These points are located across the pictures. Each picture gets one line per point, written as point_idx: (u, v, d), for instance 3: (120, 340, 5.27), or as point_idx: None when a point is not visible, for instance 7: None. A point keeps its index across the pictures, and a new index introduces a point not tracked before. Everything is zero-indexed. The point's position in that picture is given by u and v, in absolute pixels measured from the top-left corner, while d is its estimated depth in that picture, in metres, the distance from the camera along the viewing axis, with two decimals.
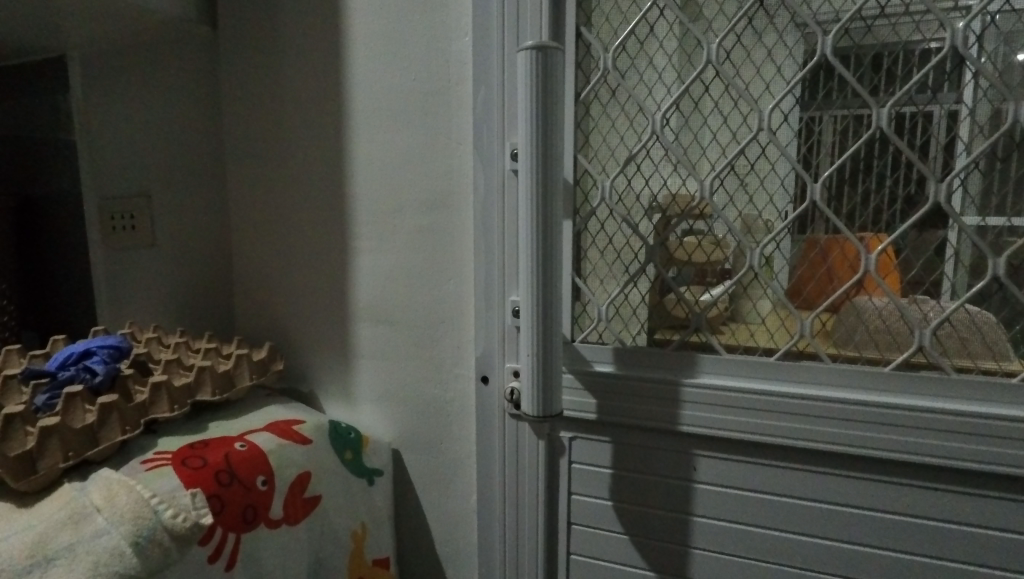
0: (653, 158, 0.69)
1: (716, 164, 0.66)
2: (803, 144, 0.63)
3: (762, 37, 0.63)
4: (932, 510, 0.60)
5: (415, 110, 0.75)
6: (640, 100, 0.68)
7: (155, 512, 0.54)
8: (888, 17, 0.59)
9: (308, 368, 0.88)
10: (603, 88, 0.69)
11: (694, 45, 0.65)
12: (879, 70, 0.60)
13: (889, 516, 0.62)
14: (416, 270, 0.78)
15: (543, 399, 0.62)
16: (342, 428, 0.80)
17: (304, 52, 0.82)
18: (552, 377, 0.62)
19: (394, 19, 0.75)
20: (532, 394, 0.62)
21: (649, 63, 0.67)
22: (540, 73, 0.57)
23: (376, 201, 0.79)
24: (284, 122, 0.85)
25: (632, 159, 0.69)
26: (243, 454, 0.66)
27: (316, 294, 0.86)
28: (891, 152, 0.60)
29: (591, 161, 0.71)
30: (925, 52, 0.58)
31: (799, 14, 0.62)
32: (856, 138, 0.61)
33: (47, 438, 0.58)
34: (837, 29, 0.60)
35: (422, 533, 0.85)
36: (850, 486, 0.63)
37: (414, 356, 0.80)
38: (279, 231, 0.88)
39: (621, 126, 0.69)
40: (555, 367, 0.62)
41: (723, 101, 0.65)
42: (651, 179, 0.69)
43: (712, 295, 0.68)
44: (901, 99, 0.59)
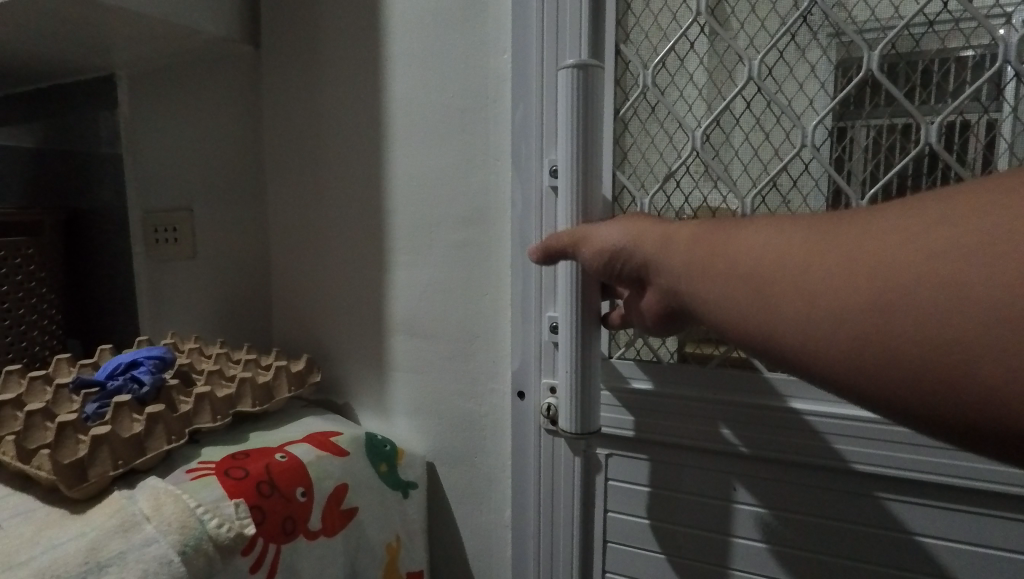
0: (692, 174, 0.68)
1: (758, 180, 0.66)
2: (848, 160, 0.62)
3: (806, 51, 0.63)
4: (982, 536, 0.58)
5: (453, 127, 0.76)
6: (679, 116, 0.68)
7: (200, 522, 0.55)
8: (937, 27, 0.58)
9: (343, 379, 0.89)
10: (642, 105, 0.69)
11: (734, 60, 0.65)
12: (927, 83, 0.59)
13: (935, 542, 0.60)
14: (452, 285, 0.79)
15: (581, 417, 0.61)
16: (377, 440, 0.81)
17: (345, 69, 0.84)
18: (591, 395, 0.62)
19: (434, 39, 0.76)
20: (570, 414, 0.62)
21: (687, 79, 0.67)
22: (581, 90, 0.57)
23: (414, 217, 0.80)
24: (325, 140, 0.87)
25: (671, 175, 0.69)
26: (283, 465, 0.67)
27: (354, 308, 0.87)
28: (940, 167, 0.59)
29: (630, 178, 0.71)
30: (976, 58, 0.57)
31: (843, 27, 0.61)
32: (906, 151, 0.60)
33: (97, 447, 0.60)
34: (884, 43, 0.60)
35: (456, 545, 0.85)
36: (895, 509, 0.61)
37: (449, 370, 0.81)
38: (318, 247, 0.89)
39: (659, 143, 0.69)
40: (593, 385, 0.62)
41: (765, 117, 0.65)
42: (691, 196, 0.69)
43: None
44: (950, 114, 0.58)
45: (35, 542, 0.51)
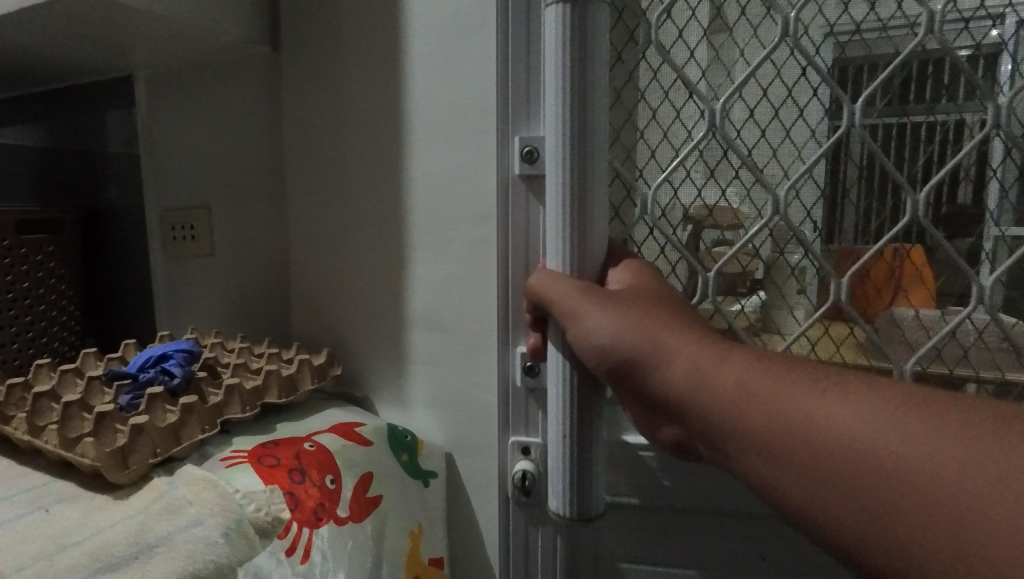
0: (708, 157, 0.72)
1: (788, 167, 0.71)
2: (886, 144, 0.68)
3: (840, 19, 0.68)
4: None
5: (471, 125, 0.79)
6: (697, 89, 0.71)
7: (239, 507, 0.58)
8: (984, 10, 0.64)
9: (362, 372, 0.91)
10: (644, 68, 0.73)
11: (766, 33, 0.69)
12: (988, 66, 0.65)
13: None
14: (471, 280, 0.81)
15: (579, 504, 0.56)
16: (398, 431, 0.83)
17: (364, 71, 0.86)
18: (591, 480, 0.56)
19: (454, 40, 0.79)
20: (566, 496, 0.57)
21: (703, 48, 0.71)
22: (573, 28, 0.50)
23: (432, 213, 0.82)
24: (345, 140, 0.89)
25: (682, 161, 0.73)
26: (312, 453, 0.70)
27: (373, 302, 0.89)
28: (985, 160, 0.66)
29: (630, 166, 0.74)
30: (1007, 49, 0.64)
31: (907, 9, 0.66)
32: (964, 142, 0.66)
33: (137, 436, 0.62)
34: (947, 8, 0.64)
35: (473, 534, 0.87)
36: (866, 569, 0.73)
37: (466, 363, 0.83)
38: (338, 244, 0.91)
39: (671, 126, 0.73)
40: (594, 469, 0.56)
41: (794, 93, 0.70)
42: (705, 181, 0.73)
43: (742, 304, 0.73)
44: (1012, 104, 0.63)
45: (83, 524, 0.53)
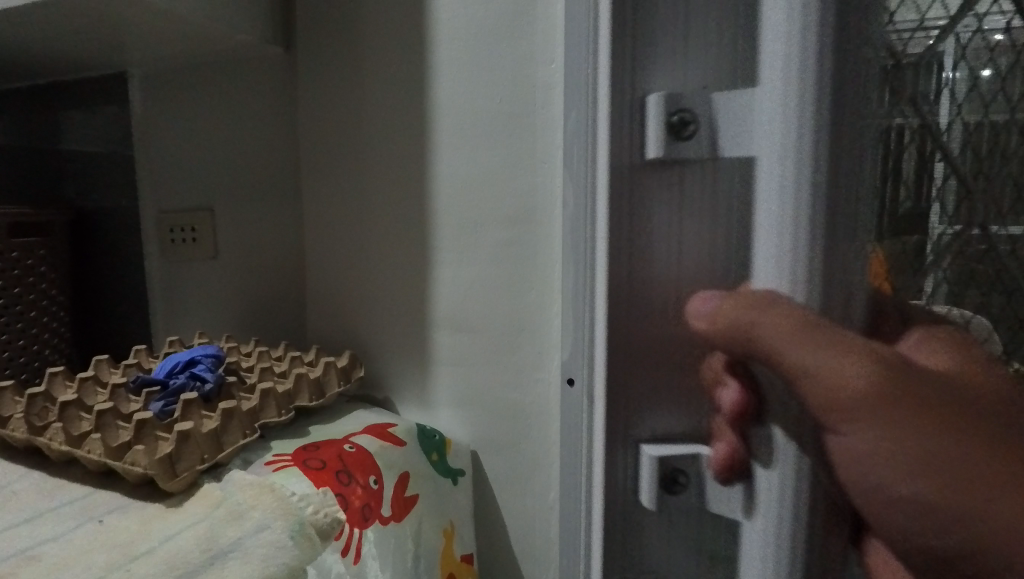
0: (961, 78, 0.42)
1: None
2: None
3: None
4: None
5: (499, 129, 0.80)
6: None
7: (300, 510, 0.57)
8: None
9: (384, 373, 0.92)
10: None
11: None
12: None
13: None
14: (498, 281, 0.82)
15: None
16: (427, 431, 0.84)
17: (385, 74, 0.86)
18: None
19: (480, 45, 0.80)
20: None
21: None
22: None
23: (458, 215, 0.83)
24: (367, 142, 0.89)
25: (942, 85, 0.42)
26: (354, 455, 0.70)
27: (394, 304, 0.90)
28: None
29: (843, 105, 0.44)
30: None
31: None
32: None
33: (185, 443, 0.61)
34: None
35: (499, 530, 0.88)
36: None
37: (493, 363, 0.84)
38: (359, 247, 0.91)
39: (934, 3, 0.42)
40: None
41: None
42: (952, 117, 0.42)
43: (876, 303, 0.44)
44: None
45: (146, 534, 0.52)
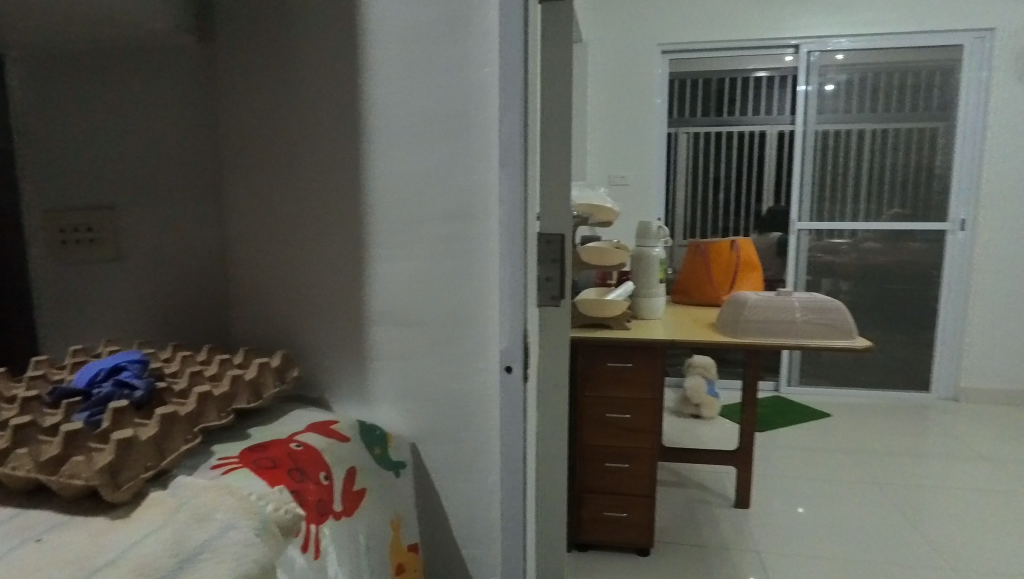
0: None
1: None
2: None
3: None
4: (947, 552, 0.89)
5: (435, 129, 0.83)
6: None
7: (261, 508, 0.57)
8: None
9: (320, 372, 0.92)
10: None
11: None
12: None
13: None
14: (437, 276, 0.85)
15: None
16: (368, 426, 0.86)
17: (316, 71, 0.86)
18: None
19: (416, 46, 0.82)
20: None
21: None
22: None
23: (396, 212, 0.86)
24: (298, 140, 0.88)
25: None
26: (303, 452, 0.71)
27: (330, 302, 0.90)
28: None
29: None
30: None
31: None
32: None
33: (126, 452, 0.58)
34: None
35: (441, 518, 0.91)
36: None
37: (433, 355, 0.87)
38: (290, 246, 0.91)
39: None
40: None
41: None
42: None
43: None
44: None
45: (103, 545, 0.50)
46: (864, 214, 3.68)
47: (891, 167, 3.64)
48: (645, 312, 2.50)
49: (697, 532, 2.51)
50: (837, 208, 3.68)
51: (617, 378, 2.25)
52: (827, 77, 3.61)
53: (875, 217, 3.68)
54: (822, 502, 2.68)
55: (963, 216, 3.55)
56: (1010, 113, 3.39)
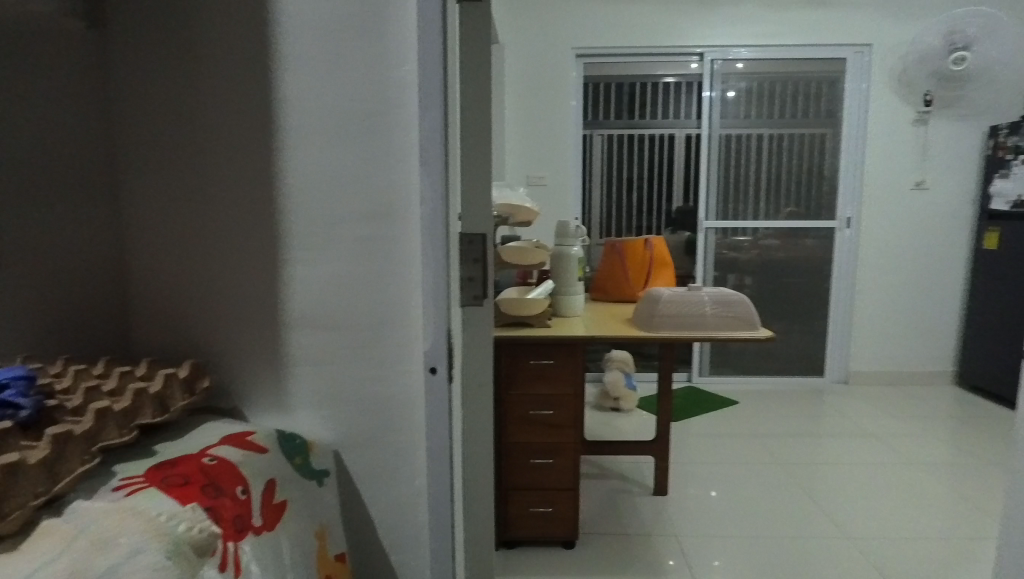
0: None
1: None
2: None
3: None
4: None
5: (353, 128, 0.81)
6: None
7: (172, 529, 0.55)
8: None
9: (234, 381, 0.87)
10: None
11: None
12: None
13: None
14: (357, 278, 0.83)
15: None
16: (288, 435, 0.82)
17: (225, 65, 0.82)
18: None
19: (331, 43, 0.80)
20: None
21: None
22: None
23: (313, 213, 0.83)
24: (207, 138, 0.84)
25: None
26: (217, 467, 0.67)
27: (243, 307, 0.86)
28: None
29: None
30: None
31: None
32: None
33: (12, 478, 0.53)
34: None
35: (367, 525, 0.89)
36: None
37: (354, 359, 0.85)
38: (200, 249, 0.86)
39: None
40: None
41: None
42: None
43: None
44: None
45: None
46: (764, 213, 3.93)
47: (787, 168, 3.90)
48: (565, 309, 2.55)
49: (620, 521, 2.59)
50: (740, 207, 3.92)
51: (539, 375, 2.28)
52: (728, 84, 3.84)
53: (774, 215, 3.94)
54: (733, 484, 2.85)
55: (849, 214, 3.88)
56: (883, 123, 3.78)
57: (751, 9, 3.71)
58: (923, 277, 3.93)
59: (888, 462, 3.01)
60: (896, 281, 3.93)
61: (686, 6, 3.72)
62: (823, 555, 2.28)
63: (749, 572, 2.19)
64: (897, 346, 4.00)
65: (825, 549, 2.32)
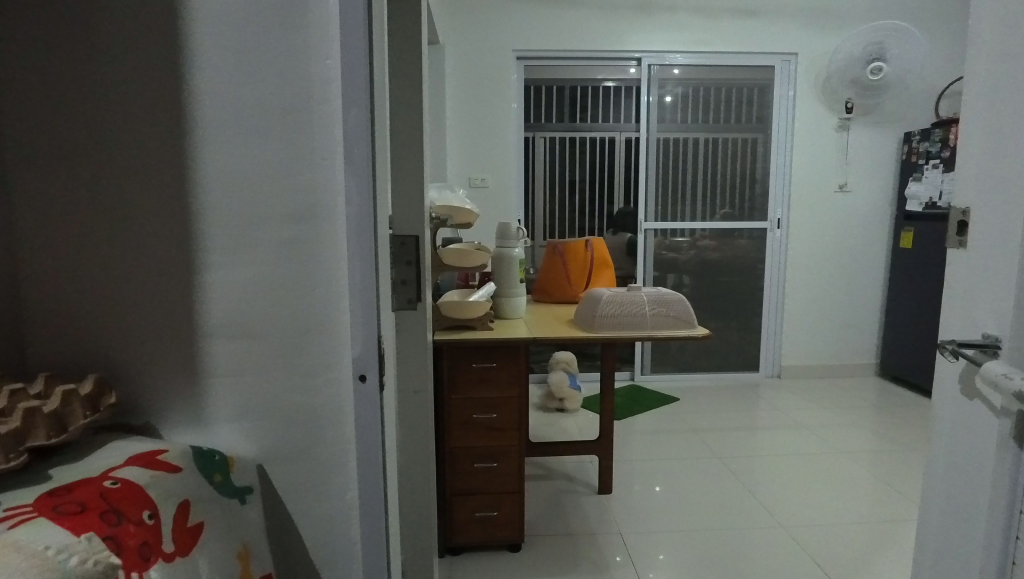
0: None
1: None
2: None
3: None
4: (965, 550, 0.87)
5: (272, 124, 0.77)
6: None
7: (62, 563, 0.52)
8: None
9: (147, 395, 0.81)
10: None
11: None
12: None
13: None
14: (279, 282, 0.79)
15: None
16: (205, 452, 0.77)
17: (131, 55, 0.77)
18: None
19: (247, 33, 0.75)
20: None
21: None
22: None
23: (230, 214, 0.78)
24: (112, 133, 0.78)
25: None
26: (120, 491, 0.62)
27: (155, 316, 0.80)
28: None
29: None
30: None
31: None
32: None
33: None
34: None
35: (296, 542, 0.84)
36: None
37: (278, 369, 0.81)
38: (106, 254, 0.80)
39: None
40: None
41: None
42: None
43: None
44: None
45: None
46: (700, 214, 4.05)
47: (721, 170, 4.02)
48: (507, 311, 2.53)
49: (565, 521, 2.60)
50: (678, 209, 4.03)
51: (482, 378, 2.26)
52: (665, 89, 3.93)
53: (710, 217, 4.06)
54: (674, 479, 2.91)
55: (779, 215, 4.05)
56: (809, 129, 3.96)
57: (685, 17, 3.82)
58: (848, 275, 4.14)
59: (819, 452, 3.15)
60: (823, 279, 4.12)
61: (624, 12, 3.79)
62: (759, 545, 2.35)
63: (692, 565, 2.23)
64: (825, 341, 4.20)
65: (761, 538, 2.40)
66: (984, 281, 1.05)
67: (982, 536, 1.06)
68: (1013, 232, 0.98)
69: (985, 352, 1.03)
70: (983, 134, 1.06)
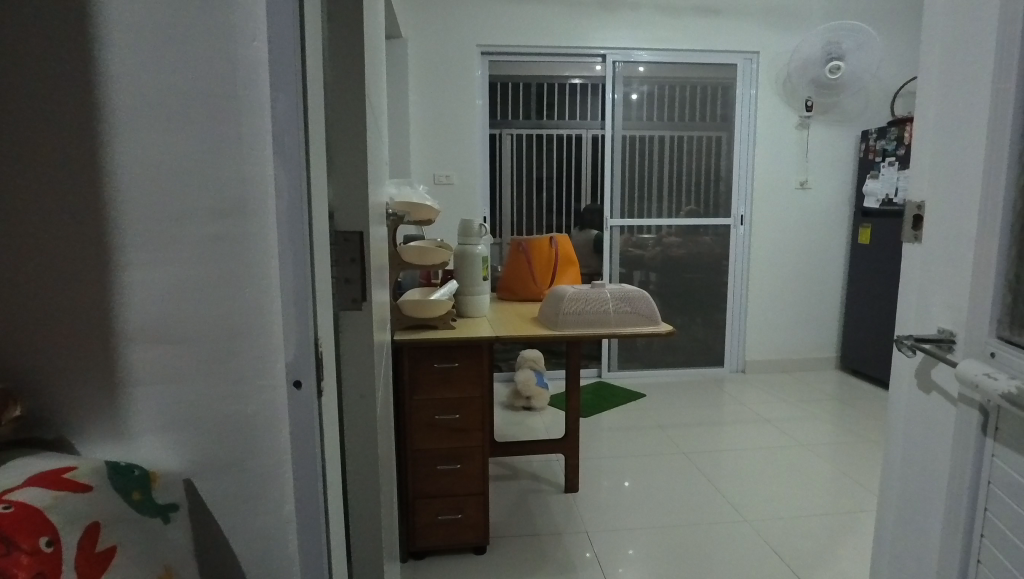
0: None
1: None
2: None
3: None
4: None
5: (195, 111, 0.70)
6: None
7: None
8: None
9: (61, 406, 0.75)
10: None
11: None
12: None
13: None
14: (205, 282, 0.73)
15: None
16: (123, 466, 0.71)
17: (37, 36, 0.70)
18: None
19: (166, 12, 0.69)
20: None
21: None
22: None
23: (149, 209, 0.72)
24: (17, 120, 0.71)
25: None
26: (15, 516, 0.59)
27: (68, 319, 0.74)
28: None
29: None
30: None
31: None
32: None
33: None
34: None
35: (228, 560, 0.78)
36: None
37: (205, 376, 0.75)
38: (11, 251, 0.73)
39: None
40: None
41: None
42: None
43: None
44: None
45: None
46: (666, 211, 4.07)
47: (686, 168, 4.04)
48: (470, 310, 2.49)
49: (531, 521, 2.57)
50: (643, 206, 4.03)
51: (444, 378, 2.21)
52: (631, 87, 3.93)
53: (675, 214, 4.08)
54: (641, 476, 2.90)
55: (742, 212, 4.09)
56: (770, 126, 4.01)
57: (649, 15, 3.82)
58: (808, 271, 4.21)
59: (781, 445, 3.19)
60: (785, 275, 4.19)
61: (588, 9, 3.77)
62: (724, 539, 2.36)
63: (658, 561, 2.23)
64: (788, 335, 4.26)
65: (726, 533, 2.40)
66: (939, 276, 1.05)
67: (938, 530, 1.06)
68: (967, 227, 0.98)
69: (941, 347, 1.03)
70: (938, 129, 1.06)
